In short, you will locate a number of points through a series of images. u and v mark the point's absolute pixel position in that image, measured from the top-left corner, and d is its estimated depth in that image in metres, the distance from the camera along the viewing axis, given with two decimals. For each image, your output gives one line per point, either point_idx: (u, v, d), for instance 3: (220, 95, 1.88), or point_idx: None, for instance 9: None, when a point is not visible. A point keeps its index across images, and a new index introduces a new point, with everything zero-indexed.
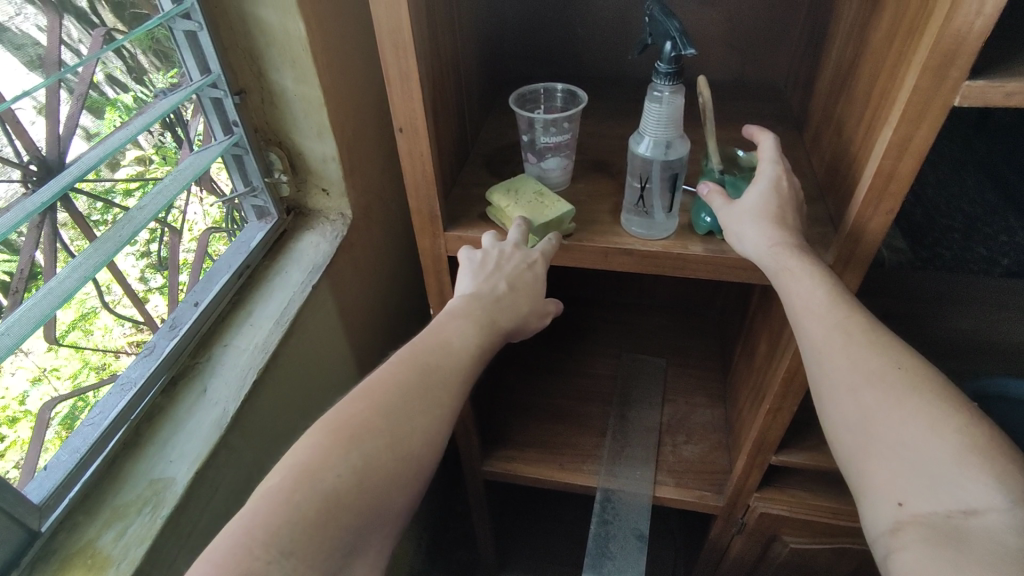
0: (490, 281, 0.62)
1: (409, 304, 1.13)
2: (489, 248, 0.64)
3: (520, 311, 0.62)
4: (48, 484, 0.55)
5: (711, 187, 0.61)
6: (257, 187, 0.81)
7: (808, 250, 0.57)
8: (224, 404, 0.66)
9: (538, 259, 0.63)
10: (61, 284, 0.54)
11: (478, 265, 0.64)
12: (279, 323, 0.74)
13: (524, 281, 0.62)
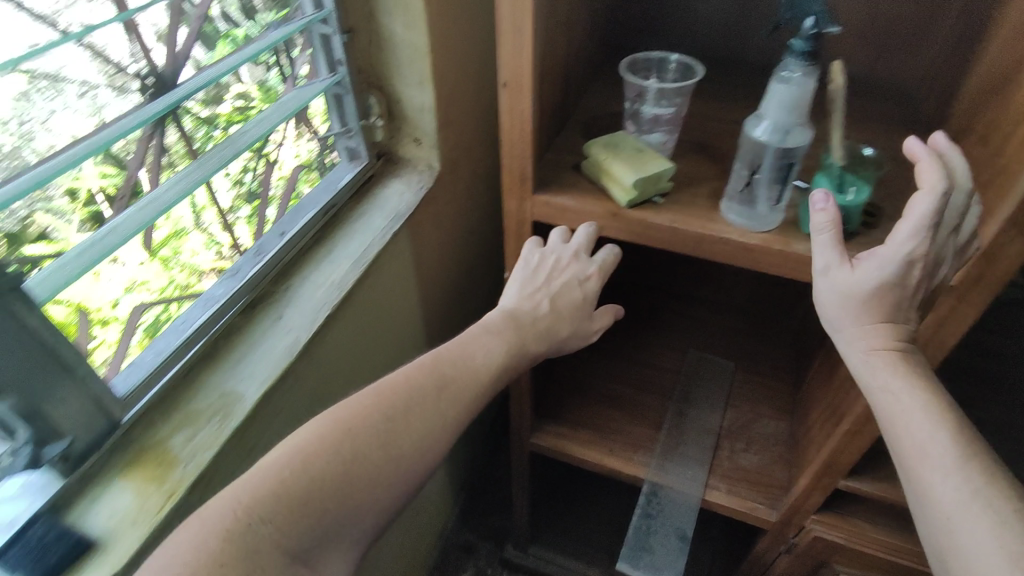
0: (538, 293, 0.66)
1: (480, 267, 1.13)
2: (545, 252, 0.67)
3: (559, 332, 0.65)
4: (134, 378, 0.58)
5: (828, 202, 0.54)
6: (352, 129, 0.82)
7: (914, 362, 0.55)
8: (296, 332, 0.66)
9: (591, 278, 0.67)
10: (162, 196, 0.55)
11: (528, 274, 0.67)
12: (357, 263, 0.74)
13: (570, 302, 0.66)
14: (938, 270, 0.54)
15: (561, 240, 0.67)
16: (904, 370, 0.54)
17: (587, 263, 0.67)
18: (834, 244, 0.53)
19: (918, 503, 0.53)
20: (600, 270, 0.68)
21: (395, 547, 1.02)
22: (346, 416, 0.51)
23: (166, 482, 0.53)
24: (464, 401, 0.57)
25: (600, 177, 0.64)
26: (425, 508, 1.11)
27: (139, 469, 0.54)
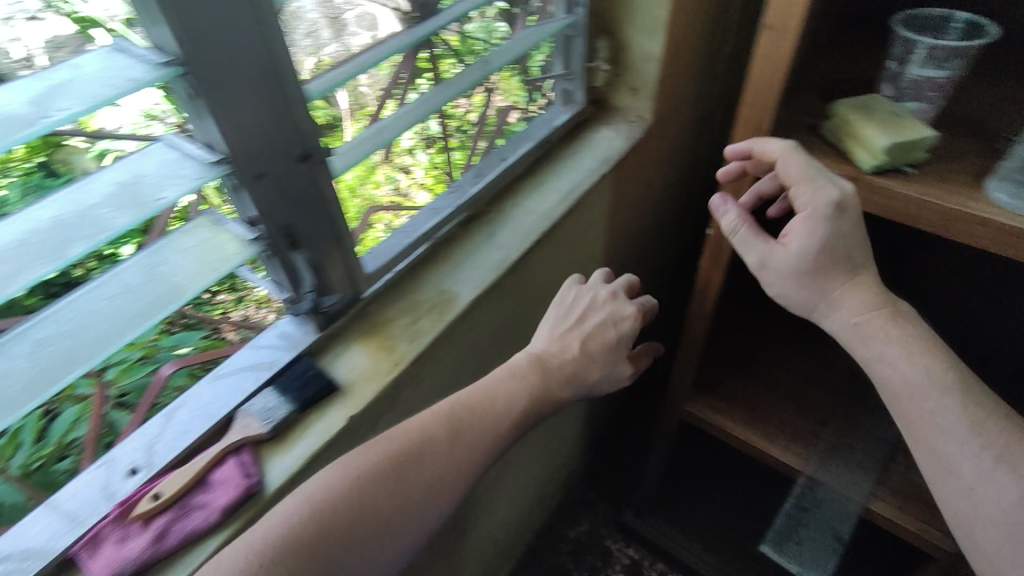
0: (570, 335, 0.69)
1: (662, 231, 1.12)
2: (588, 284, 0.74)
3: (586, 376, 0.67)
4: (382, 257, 0.66)
5: (727, 202, 0.65)
6: (574, 72, 0.85)
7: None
8: (507, 250, 0.72)
9: (630, 318, 0.71)
10: (428, 99, 0.62)
11: (560, 311, 0.71)
12: (564, 199, 0.77)
13: (605, 339, 0.69)
14: (850, 209, 0.57)
15: (603, 281, 0.74)
16: (895, 334, 0.56)
17: (626, 305, 0.72)
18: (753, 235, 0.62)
19: (936, 468, 0.53)
20: (638, 309, 0.72)
21: (529, 474, 1.09)
22: (350, 469, 0.52)
23: (395, 351, 0.62)
24: (475, 451, 0.57)
25: (846, 137, 0.61)
26: (560, 447, 1.17)
27: (373, 339, 0.63)
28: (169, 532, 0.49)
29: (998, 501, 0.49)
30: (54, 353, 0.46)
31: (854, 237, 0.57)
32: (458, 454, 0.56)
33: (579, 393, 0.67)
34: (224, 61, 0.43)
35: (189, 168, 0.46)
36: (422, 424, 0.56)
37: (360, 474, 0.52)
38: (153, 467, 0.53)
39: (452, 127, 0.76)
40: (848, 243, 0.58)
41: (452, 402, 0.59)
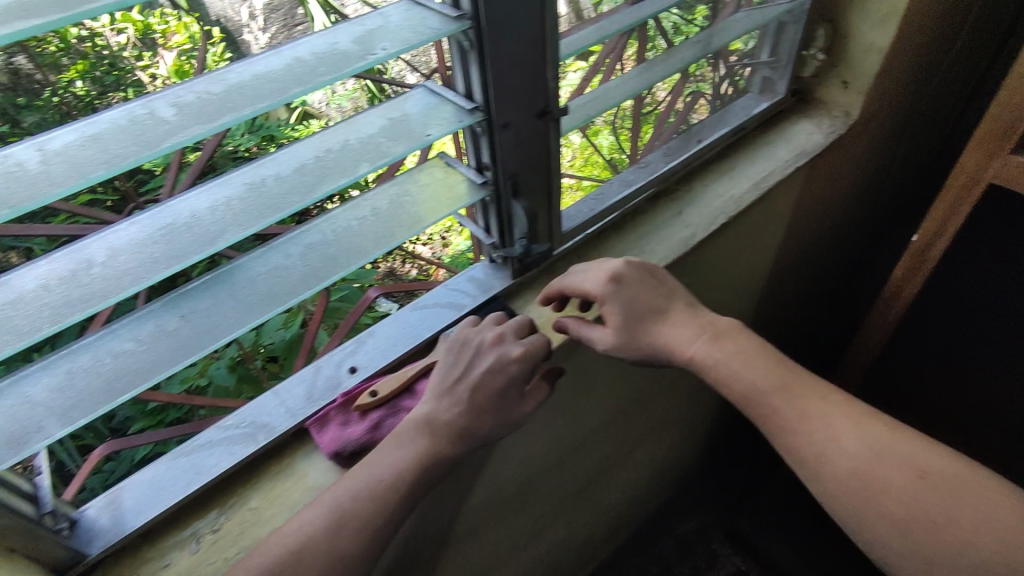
0: (450, 387, 0.54)
1: (839, 240, 1.06)
2: (471, 333, 0.57)
3: (480, 429, 0.53)
4: (578, 218, 0.71)
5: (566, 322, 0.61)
6: (784, 61, 0.83)
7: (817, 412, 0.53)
8: (694, 228, 0.73)
9: (518, 360, 0.55)
10: (626, 84, 0.64)
11: (448, 360, 0.56)
12: (756, 186, 0.77)
13: (494, 387, 0.54)
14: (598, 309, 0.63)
15: (491, 324, 0.59)
16: (730, 352, 0.57)
17: (516, 343, 0.56)
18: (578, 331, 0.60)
19: (808, 454, 0.52)
20: (528, 349, 0.55)
21: (652, 457, 1.10)
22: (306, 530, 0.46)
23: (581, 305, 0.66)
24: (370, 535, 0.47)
25: None
26: (682, 441, 1.16)
27: None
28: (381, 426, 0.56)
29: (842, 459, 0.50)
30: (319, 257, 0.55)
31: (637, 289, 0.59)
32: (393, 501, 0.48)
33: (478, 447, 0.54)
34: (510, 19, 0.48)
35: (450, 113, 0.53)
36: (383, 480, 0.49)
37: (339, 521, 0.47)
38: (369, 369, 0.61)
39: (619, 114, 0.73)
40: (668, 282, 0.61)
41: (377, 462, 0.50)
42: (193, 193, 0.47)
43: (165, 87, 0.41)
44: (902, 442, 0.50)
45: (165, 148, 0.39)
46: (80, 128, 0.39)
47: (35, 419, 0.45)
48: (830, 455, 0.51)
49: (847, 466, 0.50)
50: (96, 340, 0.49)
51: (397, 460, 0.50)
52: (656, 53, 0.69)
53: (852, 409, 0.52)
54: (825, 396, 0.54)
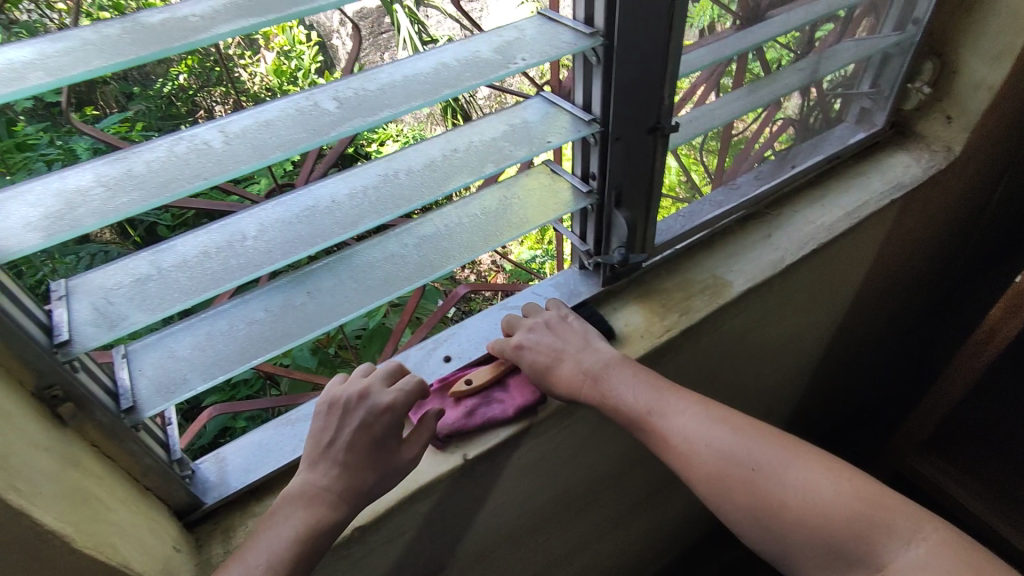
0: (326, 446, 0.51)
1: (926, 280, 1.03)
2: (336, 391, 0.53)
3: (364, 484, 0.50)
4: (670, 233, 0.72)
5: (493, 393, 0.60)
6: (886, 92, 0.84)
7: (693, 424, 0.52)
8: (783, 252, 0.73)
9: (388, 411, 0.52)
10: (727, 106, 0.67)
11: (320, 424, 0.52)
12: (850, 215, 0.77)
13: (372, 438, 0.51)
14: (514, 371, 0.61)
15: (359, 375, 0.55)
16: (619, 373, 0.56)
17: (386, 393, 0.53)
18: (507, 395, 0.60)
19: (675, 461, 0.52)
20: (397, 397, 0.53)
21: None
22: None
23: (668, 318, 0.68)
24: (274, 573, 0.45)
25: None
26: None
27: (647, 303, 0.70)
28: (475, 413, 0.59)
29: (701, 462, 0.50)
30: (431, 249, 0.59)
31: (535, 345, 0.59)
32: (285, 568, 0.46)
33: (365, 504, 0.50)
34: (640, 38, 0.50)
35: (568, 122, 0.56)
36: (261, 563, 0.45)
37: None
38: (463, 359, 0.64)
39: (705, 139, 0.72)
40: (567, 330, 0.60)
41: (258, 536, 0.47)
42: (332, 180, 0.51)
43: (326, 83, 0.46)
44: (743, 437, 0.50)
45: (332, 136, 0.43)
46: (255, 114, 0.44)
47: (181, 373, 0.50)
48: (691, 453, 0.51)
49: (707, 466, 0.50)
50: (231, 307, 0.54)
51: (282, 530, 0.47)
52: (755, 80, 0.69)
53: (715, 415, 0.52)
54: (681, 403, 0.54)
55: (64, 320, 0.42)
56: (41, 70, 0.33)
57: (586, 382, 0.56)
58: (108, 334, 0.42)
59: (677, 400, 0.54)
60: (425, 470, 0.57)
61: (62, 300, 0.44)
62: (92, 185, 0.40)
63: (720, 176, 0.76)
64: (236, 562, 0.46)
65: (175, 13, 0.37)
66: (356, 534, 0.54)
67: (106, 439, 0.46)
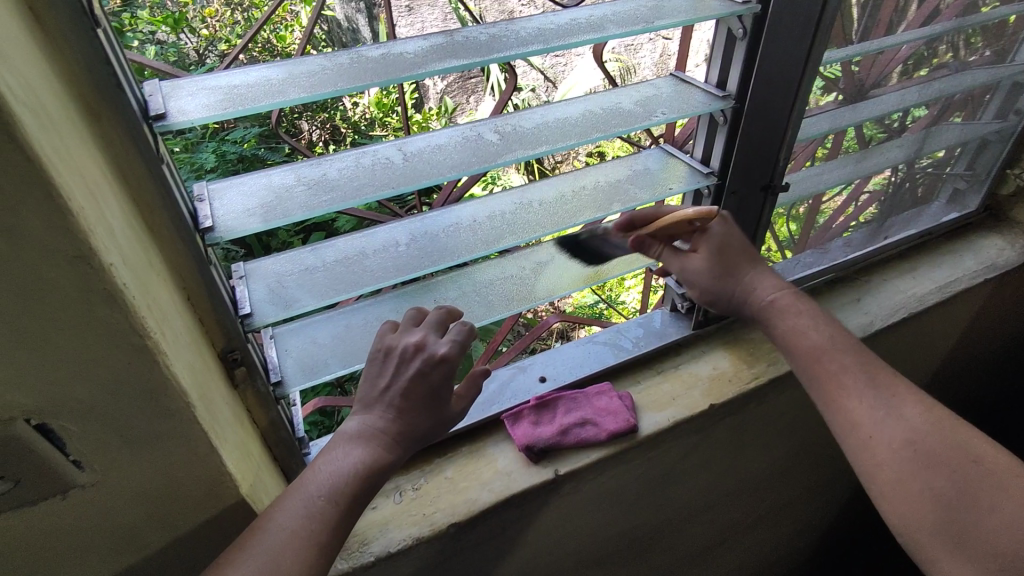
0: (383, 389, 0.46)
1: (1008, 366, 1.02)
2: (390, 338, 0.48)
3: (417, 430, 0.46)
4: None
5: (585, 417, 0.63)
6: (983, 176, 0.86)
7: (873, 379, 0.53)
8: (872, 317, 0.75)
9: (446, 362, 0.47)
10: (824, 176, 0.71)
11: (373, 369, 0.47)
12: (941, 289, 0.79)
13: (429, 387, 0.46)
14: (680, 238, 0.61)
15: (410, 321, 0.50)
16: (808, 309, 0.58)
17: (439, 341, 0.48)
18: (597, 417, 0.63)
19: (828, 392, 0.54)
20: (456, 345, 0.47)
21: (772, 549, 1.05)
22: (287, 527, 0.40)
23: (759, 365, 0.70)
24: (309, 504, 0.41)
25: None
26: (799, 541, 1.09)
27: (737, 349, 0.72)
28: (569, 432, 0.62)
29: (847, 400, 0.53)
30: (548, 275, 0.63)
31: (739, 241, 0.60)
32: (345, 502, 0.42)
33: (416, 450, 0.47)
34: (768, 102, 0.56)
35: (686, 172, 0.61)
36: (321, 495, 0.41)
37: (299, 527, 0.40)
38: (558, 381, 0.68)
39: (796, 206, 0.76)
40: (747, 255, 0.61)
41: (313, 468, 0.43)
42: (472, 203, 0.58)
43: (486, 118, 0.53)
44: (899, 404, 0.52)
45: (496, 164, 0.49)
46: (427, 139, 0.50)
47: (323, 357, 0.54)
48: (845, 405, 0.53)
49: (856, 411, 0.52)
50: (364, 305, 0.58)
51: (339, 464, 0.43)
52: (852, 153, 0.73)
53: (876, 372, 0.54)
54: (862, 358, 0.55)
55: (246, 297, 0.48)
56: (293, 87, 0.40)
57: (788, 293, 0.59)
58: (283, 312, 0.48)
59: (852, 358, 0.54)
60: (521, 479, 0.60)
61: (242, 280, 0.50)
62: (294, 184, 0.46)
63: (806, 240, 0.79)
64: (285, 496, 0.42)
65: (391, 50, 0.44)
66: (452, 529, 0.56)
67: (258, 406, 0.51)
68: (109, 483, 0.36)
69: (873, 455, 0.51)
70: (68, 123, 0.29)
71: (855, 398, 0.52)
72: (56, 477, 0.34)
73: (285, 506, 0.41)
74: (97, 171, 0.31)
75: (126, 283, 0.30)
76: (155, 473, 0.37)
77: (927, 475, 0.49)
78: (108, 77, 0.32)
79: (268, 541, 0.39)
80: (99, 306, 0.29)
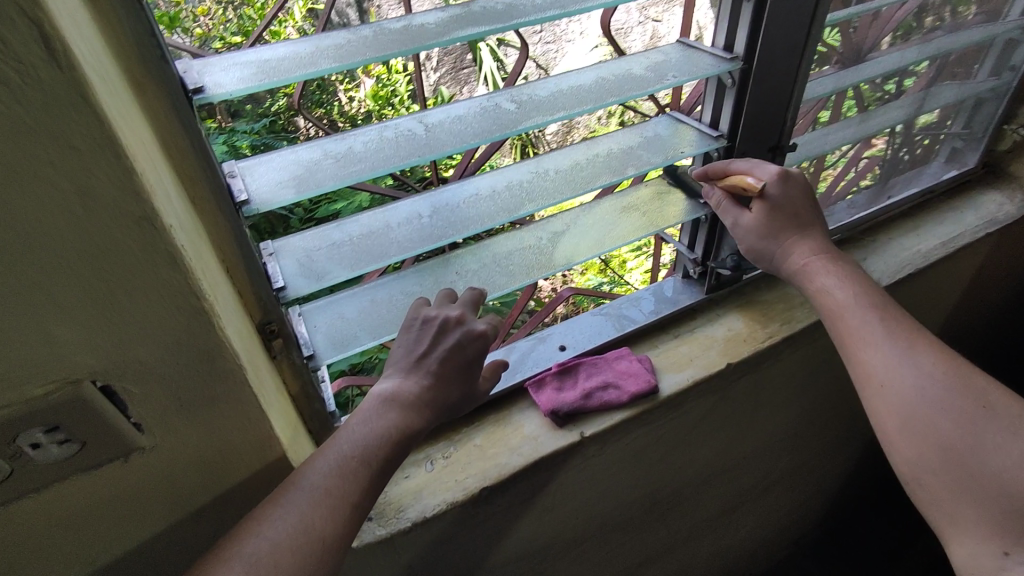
0: (424, 356, 0.47)
1: (1009, 323, 1.05)
2: (427, 310, 0.49)
3: (447, 401, 0.47)
4: None
5: (608, 381, 0.65)
6: (980, 133, 0.88)
7: (889, 329, 0.55)
8: (880, 274, 0.77)
9: (483, 338, 0.49)
10: (828, 137, 0.73)
11: (406, 339, 0.48)
12: (944, 245, 0.81)
13: (464, 360, 0.48)
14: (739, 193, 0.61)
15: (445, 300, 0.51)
16: (836, 269, 0.59)
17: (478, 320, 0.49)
18: (618, 383, 0.65)
19: (850, 340, 0.56)
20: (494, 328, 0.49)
21: (786, 513, 1.08)
22: (320, 485, 0.40)
23: (772, 325, 0.72)
24: (341, 462, 0.41)
25: None
26: (812, 504, 1.12)
27: (750, 311, 0.74)
28: (592, 397, 0.63)
29: (872, 350, 0.54)
30: (564, 243, 0.64)
31: (786, 200, 0.60)
32: (378, 464, 0.42)
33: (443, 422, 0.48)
34: (774, 62, 0.57)
35: (695, 137, 0.63)
36: (355, 455, 0.42)
37: (331, 486, 0.40)
38: (577, 349, 0.69)
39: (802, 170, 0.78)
40: (786, 222, 0.60)
41: (347, 427, 0.43)
42: (491, 174, 0.59)
43: (502, 89, 0.54)
44: (918, 352, 0.54)
45: (515, 130, 0.50)
46: (447, 110, 0.52)
47: (352, 330, 0.56)
48: (868, 354, 0.55)
49: (875, 359, 0.54)
50: (389, 281, 0.59)
51: (372, 427, 0.43)
52: (853, 115, 0.75)
53: (891, 320, 0.55)
54: (879, 313, 0.56)
55: (278, 272, 0.49)
56: (322, 58, 0.42)
57: (826, 256, 0.60)
58: (316, 284, 0.49)
59: (869, 311, 0.56)
60: (547, 443, 0.61)
61: (272, 257, 0.51)
62: (322, 158, 0.47)
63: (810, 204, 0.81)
64: (320, 455, 0.42)
65: (411, 22, 0.45)
66: (485, 493, 0.58)
67: (293, 377, 0.53)
68: (165, 446, 0.37)
69: (861, 380, 0.55)
70: (121, 89, 0.30)
71: (875, 348, 0.54)
72: (117, 439, 0.35)
73: (317, 464, 0.41)
74: (149, 142, 0.32)
75: (184, 246, 0.31)
76: (209, 435, 0.38)
77: (932, 418, 0.51)
78: (153, 49, 0.33)
79: (302, 497, 0.40)
80: (161, 267, 0.31)
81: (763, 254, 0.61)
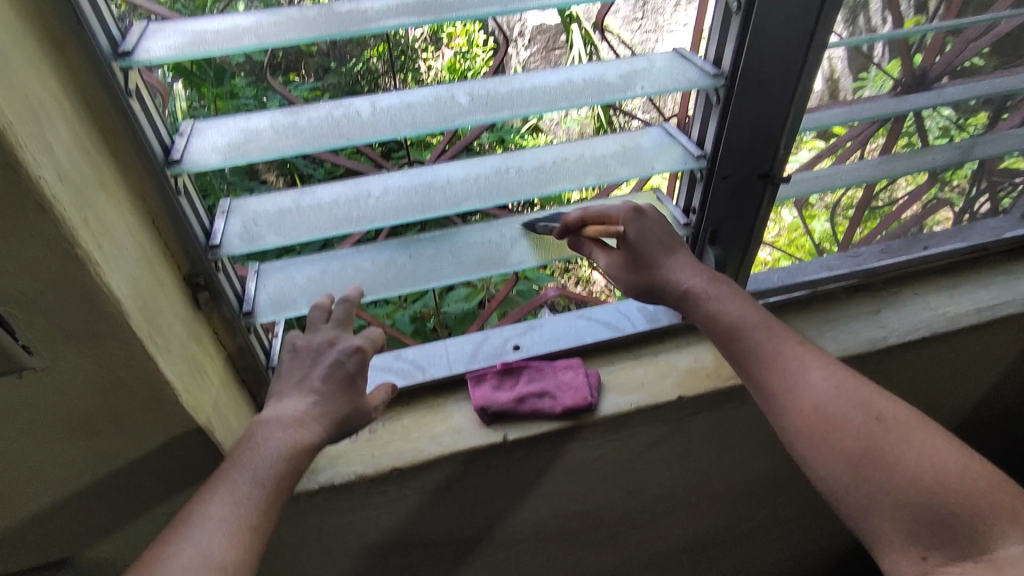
0: (304, 378, 0.51)
1: None
2: (303, 340, 0.53)
3: (337, 413, 0.50)
4: (767, 283, 0.70)
5: (542, 389, 0.63)
6: None
7: (800, 353, 0.51)
8: (887, 331, 0.69)
9: (361, 352, 0.52)
10: (856, 170, 0.65)
11: (289, 368, 0.52)
12: (979, 311, 0.71)
13: (346, 375, 0.51)
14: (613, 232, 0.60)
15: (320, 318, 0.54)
16: (725, 296, 0.55)
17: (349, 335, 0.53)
18: (554, 394, 0.63)
19: (773, 383, 0.50)
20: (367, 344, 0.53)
21: (768, 563, 1.01)
22: (212, 514, 0.42)
23: None
24: (235, 487, 0.43)
25: None
26: (802, 561, 1.03)
27: None
28: (525, 402, 0.62)
29: (805, 391, 0.49)
30: (525, 244, 0.63)
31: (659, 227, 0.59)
32: (272, 486, 0.44)
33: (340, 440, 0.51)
34: (763, 84, 0.52)
35: (678, 155, 0.58)
36: (247, 480, 0.44)
37: (227, 514, 0.42)
38: (530, 351, 0.68)
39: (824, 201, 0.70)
40: (668, 243, 0.58)
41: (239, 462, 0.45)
42: (452, 164, 0.58)
43: (464, 81, 0.53)
44: (853, 389, 0.49)
45: (453, 126, 0.50)
46: (400, 97, 0.52)
47: (294, 294, 0.58)
48: (795, 391, 0.49)
49: (810, 392, 0.49)
50: (344, 254, 0.61)
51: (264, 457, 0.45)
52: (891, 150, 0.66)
53: (816, 355, 0.51)
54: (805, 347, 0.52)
55: (220, 229, 0.52)
56: (251, 35, 0.43)
57: (711, 280, 0.57)
58: (247, 246, 0.51)
59: (782, 345, 0.52)
60: (469, 438, 0.61)
61: (224, 214, 0.54)
62: (265, 129, 0.49)
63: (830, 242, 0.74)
64: (220, 479, 0.44)
65: (359, 6, 0.46)
66: (395, 473, 0.59)
67: (224, 329, 0.56)
68: (56, 370, 0.41)
69: (788, 421, 0.49)
70: (17, 50, 0.33)
71: (769, 368, 0.51)
72: (7, 356, 0.40)
73: (213, 494, 0.43)
74: (47, 99, 0.35)
75: (56, 198, 0.34)
76: (95, 368, 0.42)
77: (839, 436, 0.47)
78: (68, 12, 0.36)
79: (196, 530, 0.41)
80: (31, 214, 0.34)
81: (644, 290, 0.59)
